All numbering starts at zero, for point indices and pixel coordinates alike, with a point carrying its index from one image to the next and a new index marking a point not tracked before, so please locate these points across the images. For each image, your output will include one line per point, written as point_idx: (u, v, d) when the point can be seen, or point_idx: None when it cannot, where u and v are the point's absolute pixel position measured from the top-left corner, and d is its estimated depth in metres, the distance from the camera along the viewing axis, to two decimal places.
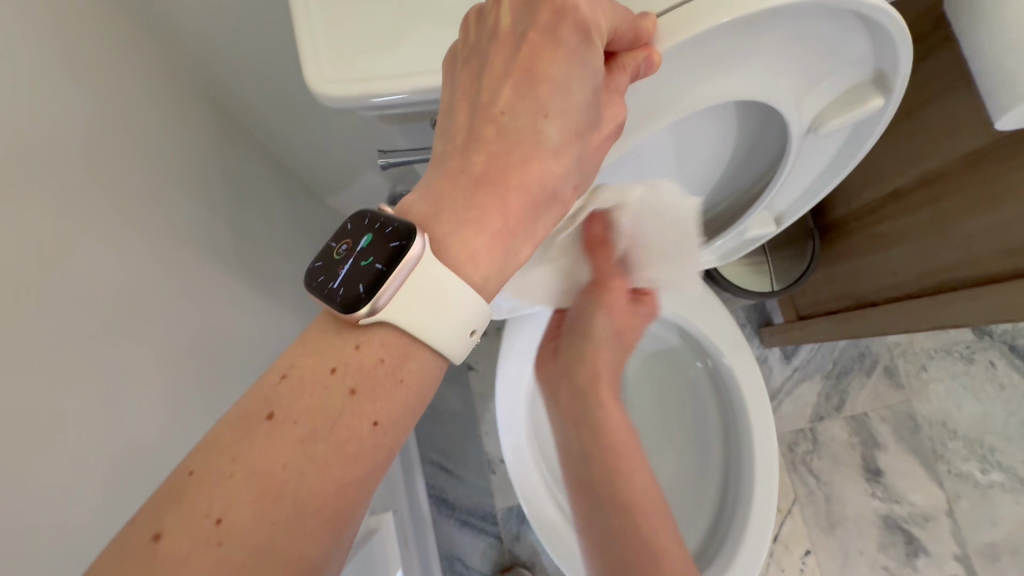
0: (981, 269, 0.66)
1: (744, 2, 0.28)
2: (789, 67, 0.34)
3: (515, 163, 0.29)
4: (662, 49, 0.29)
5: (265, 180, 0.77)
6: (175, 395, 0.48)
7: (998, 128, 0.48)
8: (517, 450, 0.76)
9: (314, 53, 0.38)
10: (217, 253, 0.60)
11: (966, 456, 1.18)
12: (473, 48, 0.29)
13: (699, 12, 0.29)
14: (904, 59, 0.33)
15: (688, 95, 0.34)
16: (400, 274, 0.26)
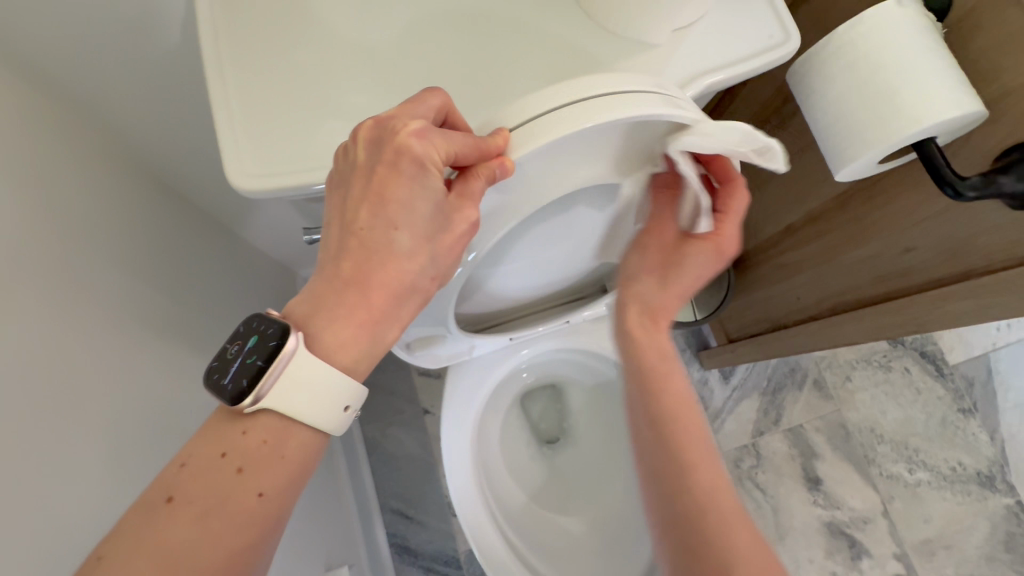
0: (861, 294, 0.74)
1: (581, 117, 0.35)
2: (639, 156, 0.41)
3: (374, 268, 0.38)
4: (516, 155, 0.35)
5: (209, 241, 0.80)
6: (115, 466, 0.49)
7: (840, 176, 0.55)
8: (462, 492, 0.79)
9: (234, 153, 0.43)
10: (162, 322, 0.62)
11: (895, 458, 1.27)
12: (341, 172, 0.38)
13: (541, 128, 0.35)
14: (730, 145, 0.41)
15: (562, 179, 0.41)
16: (277, 367, 0.35)
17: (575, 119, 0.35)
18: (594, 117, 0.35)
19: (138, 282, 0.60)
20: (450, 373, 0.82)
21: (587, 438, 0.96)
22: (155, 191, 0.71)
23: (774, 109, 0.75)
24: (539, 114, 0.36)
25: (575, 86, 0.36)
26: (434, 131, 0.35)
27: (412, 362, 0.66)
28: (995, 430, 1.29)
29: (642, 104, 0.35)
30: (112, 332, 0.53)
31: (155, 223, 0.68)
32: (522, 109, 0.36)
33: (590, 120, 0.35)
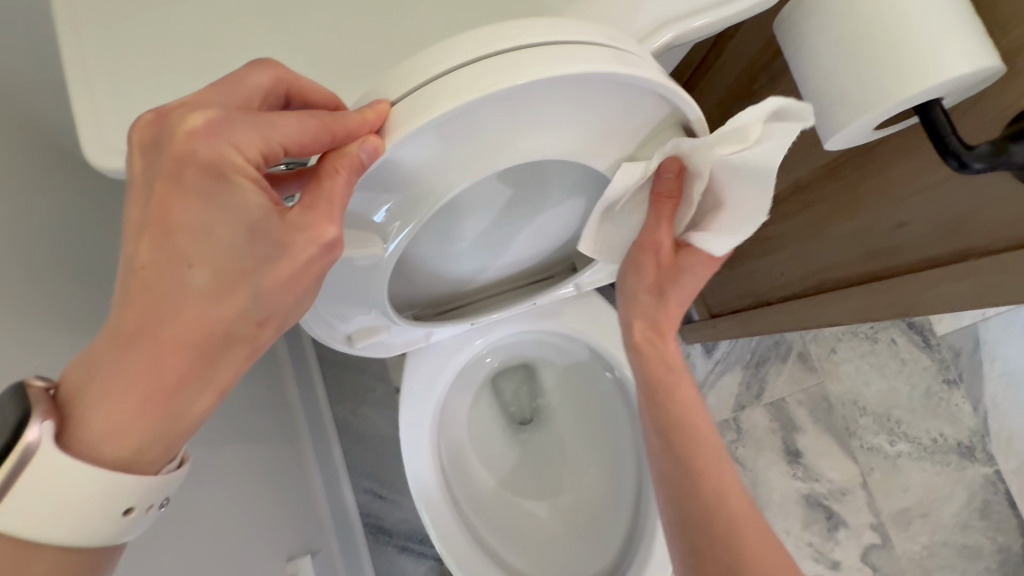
0: (849, 271, 0.68)
1: (507, 74, 0.30)
2: (575, 128, 0.37)
3: (165, 319, 0.33)
4: (431, 118, 0.31)
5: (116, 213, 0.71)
6: None
7: (830, 147, 0.49)
8: (423, 483, 0.75)
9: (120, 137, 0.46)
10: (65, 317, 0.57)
11: (877, 430, 1.25)
12: (127, 202, 0.34)
13: (462, 83, 0.31)
14: (693, 110, 0.36)
15: (509, 148, 0.36)
16: (11, 472, 0.30)
17: (503, 79, 0.30)
18: (523, 73, 0.30)
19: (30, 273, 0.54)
20: (410, 360, 0.77)
21: (561, 421, 0.91)
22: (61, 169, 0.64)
23: (760, 68, 0.68)
24: (455, 70, 0.31)
25: (512, 34, 0.31)
26: (228, 126, 0.32)
27: (358, 354, 0.61)
28: (979, 400, 1.27)
29: (581, 58, 0.31)
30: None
31: (57, 205, 0.61)
32: (442, 60, 0.32)
33: (521, 77, 0.30)
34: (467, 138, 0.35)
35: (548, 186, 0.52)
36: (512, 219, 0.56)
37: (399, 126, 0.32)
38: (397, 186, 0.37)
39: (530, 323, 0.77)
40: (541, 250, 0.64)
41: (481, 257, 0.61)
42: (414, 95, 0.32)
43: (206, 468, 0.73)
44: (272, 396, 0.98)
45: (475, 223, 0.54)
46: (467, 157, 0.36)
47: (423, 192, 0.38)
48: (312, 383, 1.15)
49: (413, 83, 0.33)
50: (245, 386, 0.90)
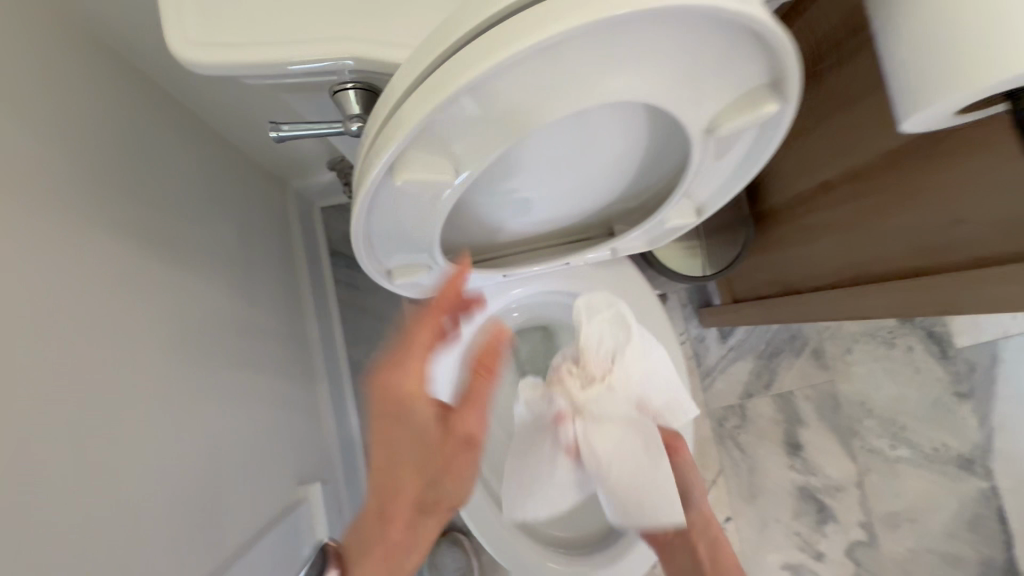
0: (893, 266, 0.67)
1: (579, 13, 0.27)
2: (655, 68, 0.33)
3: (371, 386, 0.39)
4: (502, 57, 0.28)
5: (152, 125, 0.71)
6: (31, 370, 0.45)
7: (903, 128, 0.47)
8: (439, 425, 0.78)
9: (178, 21, 0.38)
10: (98, 218, 0.57)
11: (880, 433, 1.26)
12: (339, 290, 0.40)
13: (540, 17, 0.27)
14: (793, 67, 0.32)
15: (571, 97, 0.33)
16: None
17: (583, 17, 0.27)
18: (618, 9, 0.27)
19: (63, 167, 0.54)
20: (438, 306, 0.78)
21: None
22: (99, 72, 0.63)
23: (830, 46, 0.66)
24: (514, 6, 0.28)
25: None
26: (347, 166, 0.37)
27: (395, 291, 0.61)
28: (986, 416, 1.26)
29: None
30: (25, 221, 0.48)
31: (93, 108, 0.61)
32: None
33: (597, 15, 0.27)
34: (514, 89, 0.32)
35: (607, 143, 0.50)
36: (566, 171, 0.54)
37: (459, 76, 0.29)
38: (443, 141, 0.34)
39: (559, 283, 0.77)
40: (589, 206, 0.63)
41: (531, 211, 0.60)
42: (467, 48, 0.29)
43: (227, 387, 0.74)
44: (290, 331, 0.99)
45: (541, 163, 0.51)
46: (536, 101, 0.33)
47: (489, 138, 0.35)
48: (329, 323, 1.16)
49: (466, 32, 0.29)
50: (265, 315, 0.91)
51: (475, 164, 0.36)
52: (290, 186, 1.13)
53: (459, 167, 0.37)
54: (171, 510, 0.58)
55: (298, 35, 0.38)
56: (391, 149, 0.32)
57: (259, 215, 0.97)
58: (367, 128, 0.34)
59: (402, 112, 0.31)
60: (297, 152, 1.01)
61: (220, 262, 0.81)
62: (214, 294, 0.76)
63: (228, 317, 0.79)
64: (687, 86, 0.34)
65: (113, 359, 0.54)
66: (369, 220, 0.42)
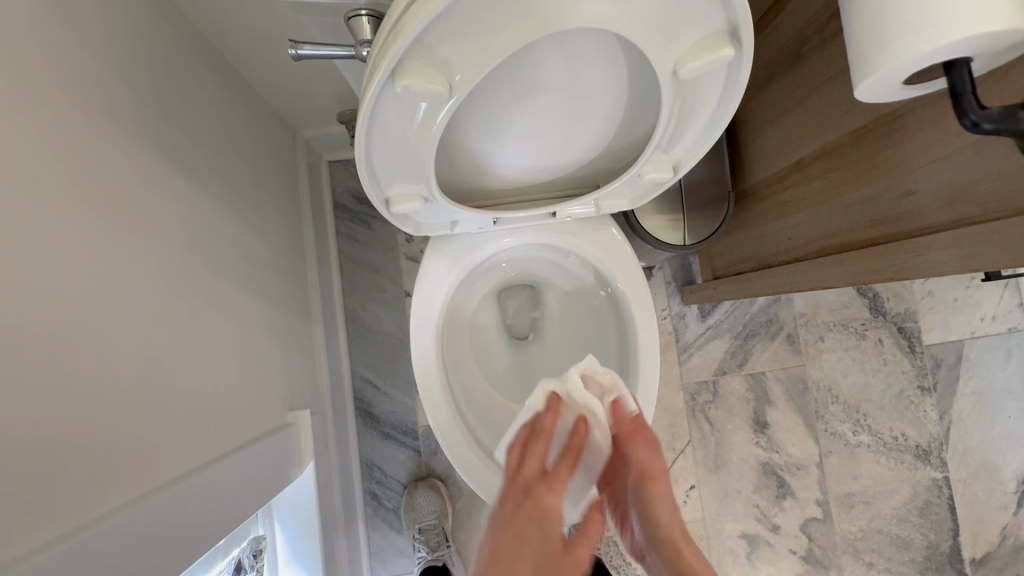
0: (851, 238, 0.72)
1: None
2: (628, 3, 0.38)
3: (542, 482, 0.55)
4: None
5: (182, 54, 0.76)
6: (63, 248, 0.51)
7: (857, 95, 0.51)
8: (422, 359, 0.83)
9: None
10: (124, 128, 0.62)
11: (843, 418, 1.33)
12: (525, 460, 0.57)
13: None
14: (746, 14, 0.38)
15: (554, 22, 0.38)
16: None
17: None
18: None
19: (100, 78, 0.59)
20: (430, 248, 0.83)
21: (555, 338, 0.99)
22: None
23: (816, 28, 0.70)
24: None
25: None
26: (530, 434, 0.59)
27: (389, 220, 0.65)
28: (946, 411, 1.32)
29: None
30: (62, 118, 0.53)
31: (127, 28, 0.65)
32: None
33: None
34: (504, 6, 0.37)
35: (590, 94, 0.57)
36: (554, 119, 0.60)
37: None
38: (439, 52, 0.39)
39: (545, 236, 0.82)
40: (575, 159, 0.68)
41: (520, 157, 0.66)
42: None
43: (229, 306, 0.80)
44: (292, 270, 1.05)
45: (526, 108, 0.58)
46: (519, 21, 0.38)
47: (475, 53, 0.40)
48: (329, 270, 1.22)
49: None
50: (270, 252, 0.97)
51: (466, 83, 0.41)
52: (301, 134, 1.18)
53: (447, 86, 0.41)
54: (170, 402, 0.64)
55: None
56: (394, 51, 0.37)
57: (270, 157, 1.02)
58: (376, 38, 0.39)
59: (404, 21, 0.36)
60: (312, 100, 1.06)
61: (233, 194, 0.86)
62: (223, 221, 0.82)
63: (234, 245, 0.84)
64: (656, 26, 0.39)
65: (127, 258, 0.60)
66: (370, 132, 0.47)
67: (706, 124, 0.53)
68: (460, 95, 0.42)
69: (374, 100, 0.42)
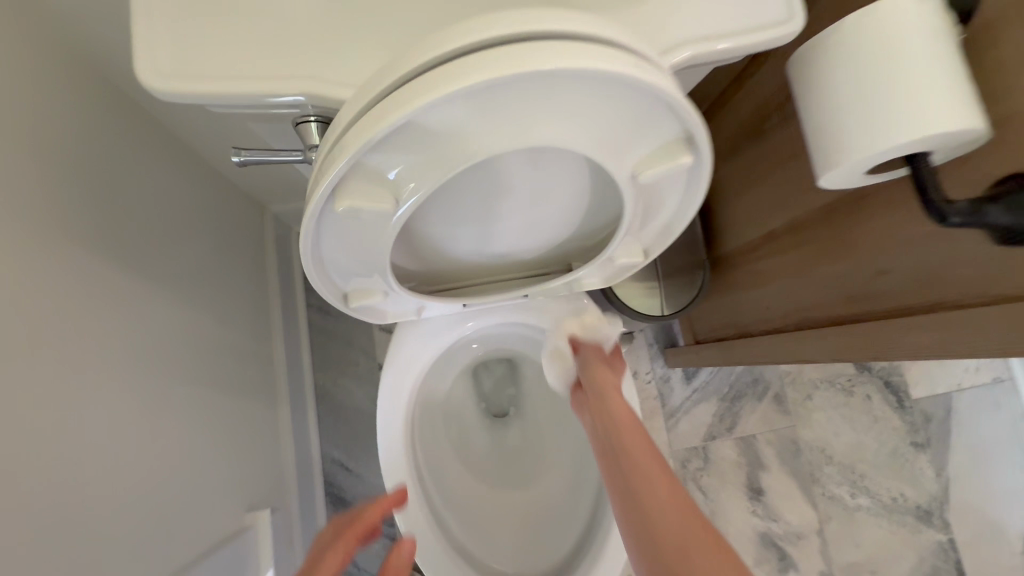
0: (830, 312, 0.71)
1: (502, 65, 0.30)
2: (577, 119, 0.36)
3: None
4: (426, 99, 0.31)
5: (136, 144, 0.74)
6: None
7: (823, 186, 0.50)
8: (392, 453, 0.76)
9: (149, 51, 0.40)
10: (62, 227, 0.58)
11: (839, 481, 1.28)
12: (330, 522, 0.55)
13: (466, 67, 0.31)
14: (700, 129, 0.37)
15: (502, 137, 0.37)
16: None
17: (498, 66, 0.30)
18: (528, 64, 0.30)
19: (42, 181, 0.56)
20: (399, 333, 0.78)
21: (533, 416, 0.94)
22: (83, 89, 0.66)
23: (775, 105, 0.71)
24: (447, 59, 0.31)
25: (515, 20, 0.31)
26: None
27: (349, 315, 0.61)
28: (942, 467, 1.29)
29: (587, 57, 0.31)
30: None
31: (72, 123, 0.63)
32: (435, 47, 0.31)
33: (513, 69, 0.30)
34: (449, 126, 0.35)
35: (554, 186, 0.55)
36: (518, 207, 0.58)
37: (391, 111, 0.32)
38: (385, 167, 0.37)
39: (518, 315, 0.79)
40: (544, 243, 0.66)
41: (484, 242, 0.63)
42: (401, 88, 0.32)
43: (181, 405, 0.74)
44: (257, 353, 1.00)
45: (492, 200, 0.56)
46: (467, 138, 0.36)
47: (423, 166, 0.38)
48: (297, 347, 1.17)
49: (401, 75, 0.32)
50: (231, 336, 0.92)
51: (417, 192, 0.40)
52: (269, 210, 1.16)
53: (390, 198, 0.39)
54: (102, 528, 0.57)
55: (265, 67, 0.41)
56: (332, 174, 0.35)
57: (234, 236, 0.99)
58: (317, 154, 0.37)
59: (343, 144, 0.34)
60: (278, 177, 1.05)
61: (190, 281, 0.82)
62: (177, 309, 0.77)
63: (190, 335, 0.79)
64: (609, 135, 0.38)
65: (64, 369, 0.55)
66: (320, 239, 0.44)
67: (673, 215, 0.51)
68: (409, 199, 0.41)
69: (315, 217, 0.39)
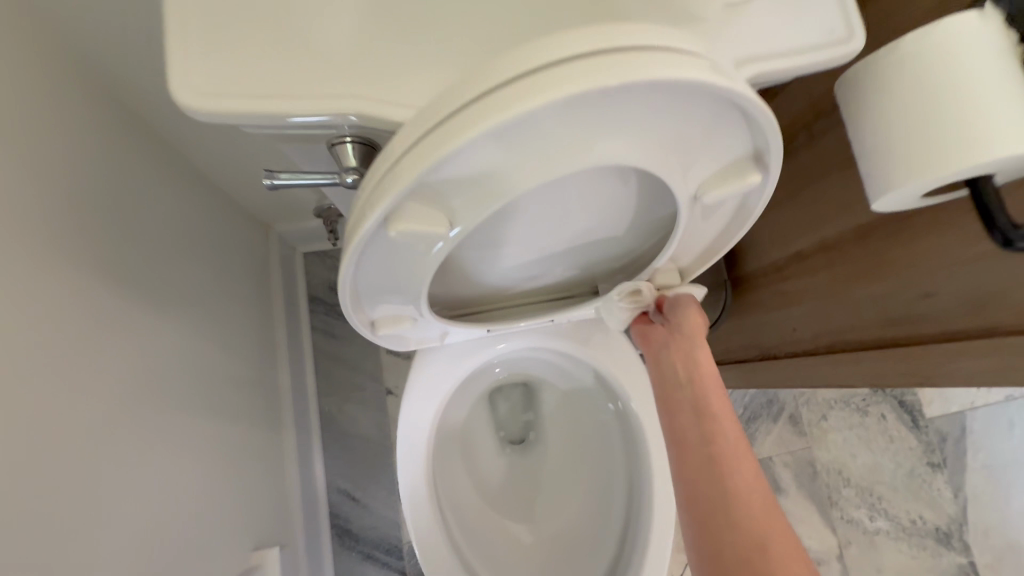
0: (864, 335, 0.69)
1: (591, 78, 0.28)
2: (648, 135, 0.35)
3: None
4: (504, 117, 0.28)
5: (132, 164, 0.71)
6: None
7: (874, 207, 0.49)
8: (414, 488, 0.73)
9: (188, 71, 0.38)
10: (49, 253, 0.55)
11: (858, 503, 1.25)
12: None
13: (549, 79, 0.28)
14: (776, 146, 0.36)
15: (570, 158, 0.34)
16: None
17: (586, 78, 0.28)
18: (619, 77, 0.28)
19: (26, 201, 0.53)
20: (416, 361, 0.75)
21: (553, 444, 0.90)
22: (80, 113, 0.63)
23: (802, 125, 0.70)
24: (526, 73, 0.29)
25: (589, 34, 0.29)
26: None
27: (375, 343, 0.58)
28: (960, 488, 1.26)
29: (679, 68, 0.29)
30: None
31: (66, 146, 0.60)
32: (511, 60, 0.29)
33: (602, 80, 0.28)
34: (517, 146, 0.32)
35: (594, 212, 0.52)
36: (555, 232, 0.55)
37: (465, 129, 0.29)
38: (442, 190, 0.34)
39: (543, 339, 0.76)
40: (574, 265, 0.64)
41: (515, 265, 0.60)
42: (465, 110, 0.29)
43: (178, 439, 0.70)
44: (263, 380, 0.96)
45: (527, 229, 0.52)
46: (531, 161, 0.34)
47: (485, 187, 0.35)
48: (303, 372, 1.13)
49: (473, 92, 0.29)
50: (235, 363, 0.88)
51: (472, 215, 0.37)
52: (275, 230, 1.13)
53: (444, 223, 0.36)
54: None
55: (304, 85, 0.39)
56: (389, 199, 0.32)
57: (237, 258, 0.96)
58: (363, 181, 0.35)
59: (397, 171, 0.32)
60: (284, 196, 1.02)
61: (192, 306, 0.78)
62: (174, 337, 0.73)
63: (188, 364, 0.75)
64: (678, 152, 0.37)
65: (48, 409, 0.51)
66: (364, 267, 0.41)
67: (720, 231, 0.50)
68: (466, 224, 0.37)
69: (361, 245, 0.36)
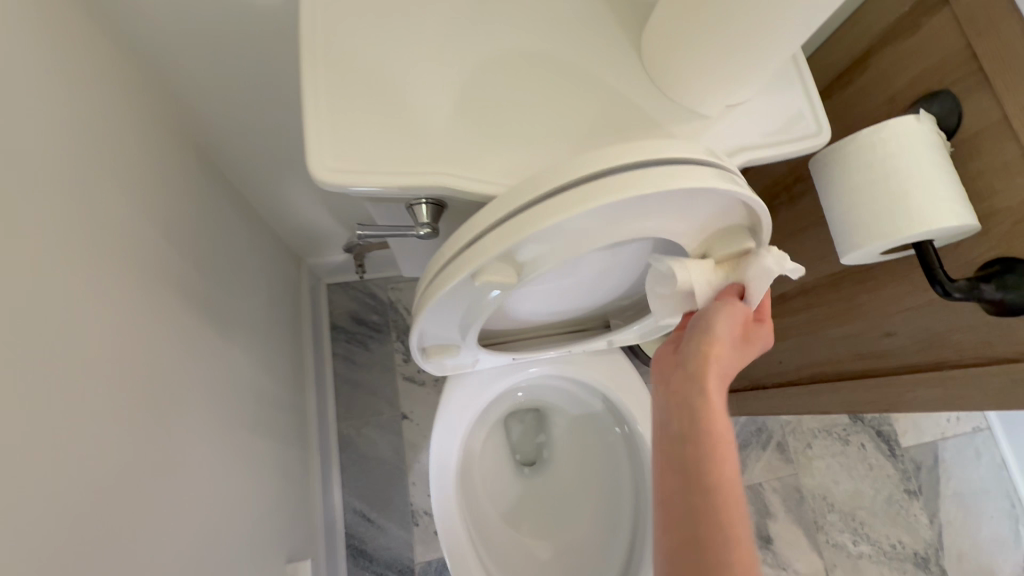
0: (840, 368, 0.79)
1: (643, 184, 0.39)
2: (676, 215, 0.46)
3: None
4: (581, 208, 0.39)
5: (206, 208, 0.81)
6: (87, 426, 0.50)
7: (844, 260, 0.60)
8: (443, 501, 0.81)
9: (319, 149, 0.47)
10: (152, 284, 0.64)
11: (842, 528, 1.34)
12: None
13: (612, 183, 0.39)
14: (766, 222, 0.47)
15: (617, 230, 0.45)
16: None
17: (640, 184, 0.39)
18: (663, 184, 0.39)
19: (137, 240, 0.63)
20: (447, 386, 0.84)
21: (563, 465, 0.98)
22: (172, 164, 0.74)
23: (784, 186, 0.83)
24: (595, 177, 0.40)
25: (642, 150, 0.40)
26: None
27: (423, 367, 0.67)
28: (935, 514, 1.35)
29: (704, 178, 0.40)
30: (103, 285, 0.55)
31: (161, 193, 0.70)
32: (584, 167, 0.40)
33: (651, 185, 0.39)
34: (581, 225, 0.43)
35: (614, 268, 0.64)
36: (582, 284, 0.66)
37: (551, 214, 0.40)
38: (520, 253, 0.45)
39: (559, 367, 0.85)
40: (593, 303, 0.74)
41: (544, 308, 0.71)
42: (550, 200, 0.40)
43: (232, 454, 0.77)
44: (294, 402, 1.04)
45: (562, 282, 0.64)
46: (590, 233, 0.44)
47: (551, 251, 0.45)
48: (324, 396, 1.20)
49: (554, 188, 0.40)
50: (273, 386, 0.95)
51: (536, 270, 0.47)
52: (305, 262, 1.22)
53: (514, 275, 0.47)
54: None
55: (405, 160, 0.48)
56: (485, 259, 0.42)
57: (275, 289, 1.04)
58: (458, 241, 0.45)
59: (488, 241, 0.42)
60: (319, 232, 1.12)
61: (242, 333, 0.87)
62: (230, 361, 0.81)
63: (240, 385, 0.83)
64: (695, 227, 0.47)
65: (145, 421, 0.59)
66: (437, 309, 0.51)
67: None
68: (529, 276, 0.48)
69: (452, 290, 0.47)
